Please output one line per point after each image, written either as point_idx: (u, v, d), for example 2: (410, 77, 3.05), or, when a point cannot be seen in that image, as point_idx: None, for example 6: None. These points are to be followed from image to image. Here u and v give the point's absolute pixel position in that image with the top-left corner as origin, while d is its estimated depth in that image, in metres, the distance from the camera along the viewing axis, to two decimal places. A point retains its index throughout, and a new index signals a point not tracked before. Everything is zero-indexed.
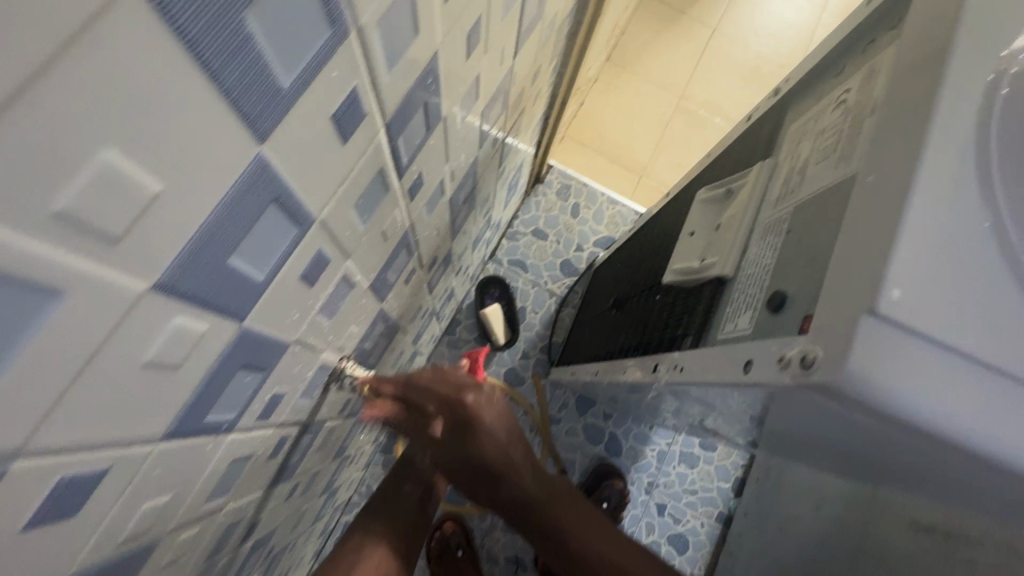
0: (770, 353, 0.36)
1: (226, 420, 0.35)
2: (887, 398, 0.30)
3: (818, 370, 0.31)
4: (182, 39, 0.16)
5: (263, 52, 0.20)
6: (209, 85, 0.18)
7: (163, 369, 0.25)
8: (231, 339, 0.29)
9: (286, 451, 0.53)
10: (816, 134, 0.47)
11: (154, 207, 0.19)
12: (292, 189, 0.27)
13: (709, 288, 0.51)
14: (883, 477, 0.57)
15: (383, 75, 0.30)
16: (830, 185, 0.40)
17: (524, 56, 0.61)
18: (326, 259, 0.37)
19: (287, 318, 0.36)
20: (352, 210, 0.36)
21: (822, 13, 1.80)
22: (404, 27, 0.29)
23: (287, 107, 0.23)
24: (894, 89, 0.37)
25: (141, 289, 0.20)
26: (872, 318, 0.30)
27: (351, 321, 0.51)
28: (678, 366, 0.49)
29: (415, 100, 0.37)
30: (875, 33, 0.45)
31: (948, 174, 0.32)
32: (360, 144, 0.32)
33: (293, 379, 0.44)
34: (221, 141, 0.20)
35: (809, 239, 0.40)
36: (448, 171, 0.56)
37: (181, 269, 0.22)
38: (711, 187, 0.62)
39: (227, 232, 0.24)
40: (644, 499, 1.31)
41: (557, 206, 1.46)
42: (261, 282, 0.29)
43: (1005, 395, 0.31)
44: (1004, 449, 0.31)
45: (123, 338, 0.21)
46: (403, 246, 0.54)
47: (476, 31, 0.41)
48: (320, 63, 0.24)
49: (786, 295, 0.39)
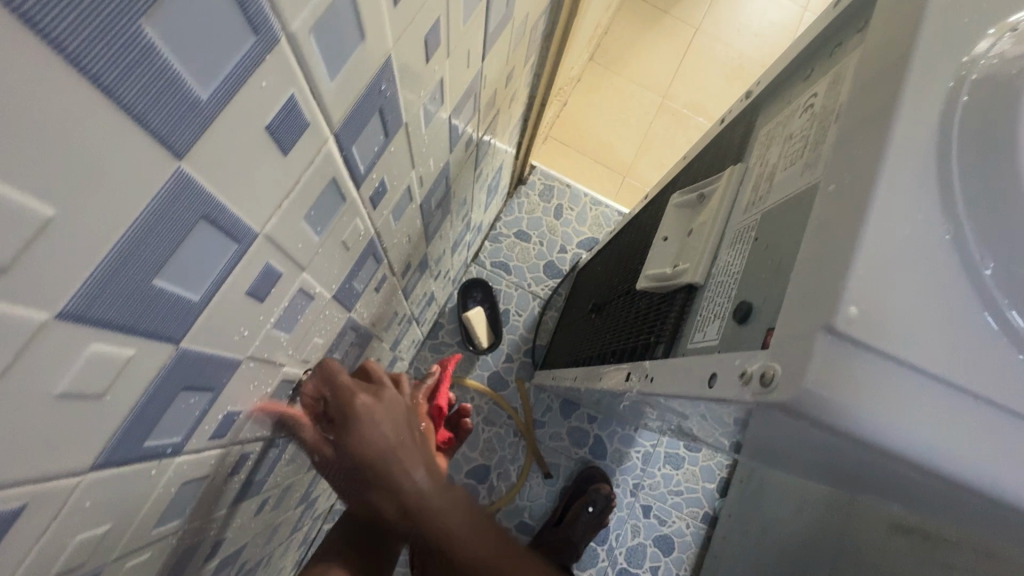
0: (734, 368, 0.35)
1: (171, 443, 0.33)
2: (848, 418, 0.29)
3: (777, 388, 0.30)
4: (62, 53, 0.15)
5: (170, 62, 0.18)
6: (104, 101, 0.17)
7: (81, 398, 0.23)
8: (166, 363, 0.28)
9: (250, 468, 0.51)
10: (784, 139, 0.46)
11: (49, 233, 0.17)
12: (224, 205, 0.26)
13: (681, 296, 0.51)
14: (858, 484, 0.57)
15: (325, 83, 0.29)
16: (796, 193, 0.40)
17: (494, 58, 0.60)
18: (277, 273, 0.35)
19: (235, 336, 0.34)
20: (303, 222, 0.35)
21: (803, 12, 1.80)
22: (346, 33, 0.28)
23: (207, 120, 0.22)
24: (859, 94, 0.36)
25: (44, 318, 0.19)
26: (829, 336, 0.29)
27: (315, 333, 0.50)
28: (649, 377, 0.48)
29: (368, 107, 0.36)
30: (842, 36, 0.44)
31: (909, 183, 0.31)
32: (304, 155, 0.30)
33: (250, 396, 0.42)
34: (127, 158, 0.19)
35: (774, 249, 0.39)
36: (415, 177, 0.54)
37: (90, 296, 0.21)
38: (685, 191, 0.62)
39: (144, 256, 0.22)
40: (630, 501, 1.31)
41: (540, 208, 1.45)
42: (196, 302, 0.28)
43: (966, 412, 0.30)
44: (966, 466, 0.30)
45: (28, 371, 0.20)
46: (370, 255, 0.53)
47: (435, 35, 0.40)
48: (244, 73, 0.22)
49: (752, 306, 0.38)
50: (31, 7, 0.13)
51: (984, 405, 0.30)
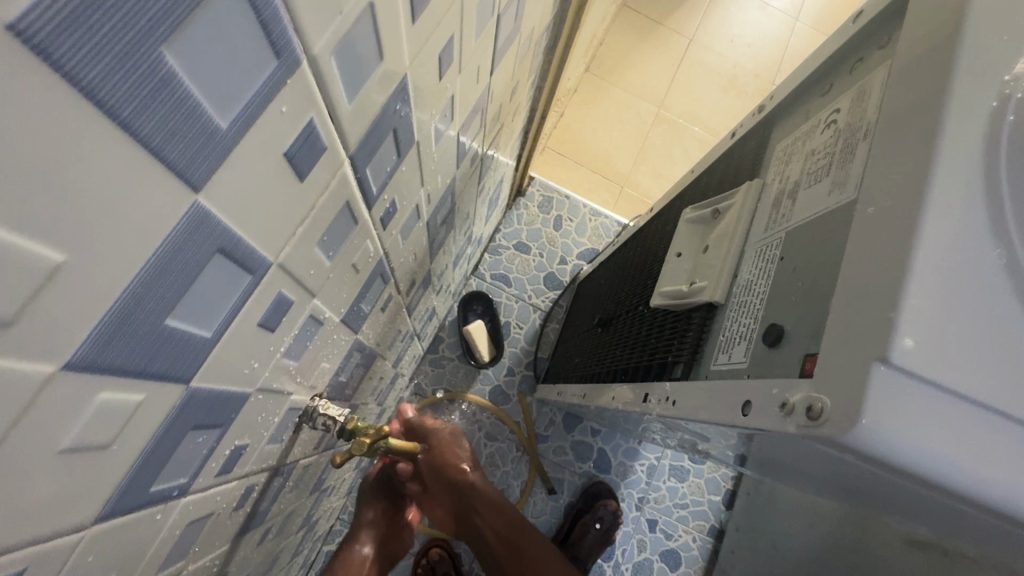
0: (771, 396, 0.34)
1: (177, 485, 0.31)
2: (897, 452, 0.28)
3: (825, 423, 0.29)
4: (75, 86, 0.14)
5: (190, 91, 0.17)
6: (121, 135, 0.15)
7: (87, 450, 0.21)
8: (176, 404, 0.26)
9: (255, 499, 0.49)
10: (805, 155, 0.45)
11: (59, 279, 0.16)
12: (240, 235, 0.24)
13: (699, 315, 0.49)
14: (875, 503, 0.56)
15: (344, 106, 0.27)
16: (826, 212, 0.39)
17: (502, 72, 0.59)
18: (288, 302, 0.33)
19: (244, 369, 0.32)
20: (316, 248, 0.33)
21: (796, 23, 1.82)
22: (366, 52, 0.27)
23: (225, 150, 0.20)
24: (893, 113, 0.35)
25: (50, 371, 0.18)
26: (884, 367, 0.28)
27: (322, 358, 0.48)
28: (669, 399, 0.46)
29: (384, 126, 0.34)
30: (863, 51, 0.44)
31: (954, 206, 0.30)
32: (320, 180, 0.29)
33: (256, 428, 0.40)
34: (144, 193, 0.17)
35: (804, 270, 0.38)
36: (424, 195, 0.53)
37: (100, 342, 0.19)
38: (697, 207, 0.61)
39: (156, 297, 0.21)
40: (635, 515, 1.29)
41: (539, 219, 1.44)
42: (207, 339, 0.26)
43: (1015, 443, 0.29)
44: (1011, 500, 0.29)
45: (31, 427, 0.18)
46: (378, 275, 0.51)
47: (448, 52, 0.39)
48: (265, 98, 0.21)
49: (783, 330, 0.37)
50: (37, 30, 0.12)
51: None
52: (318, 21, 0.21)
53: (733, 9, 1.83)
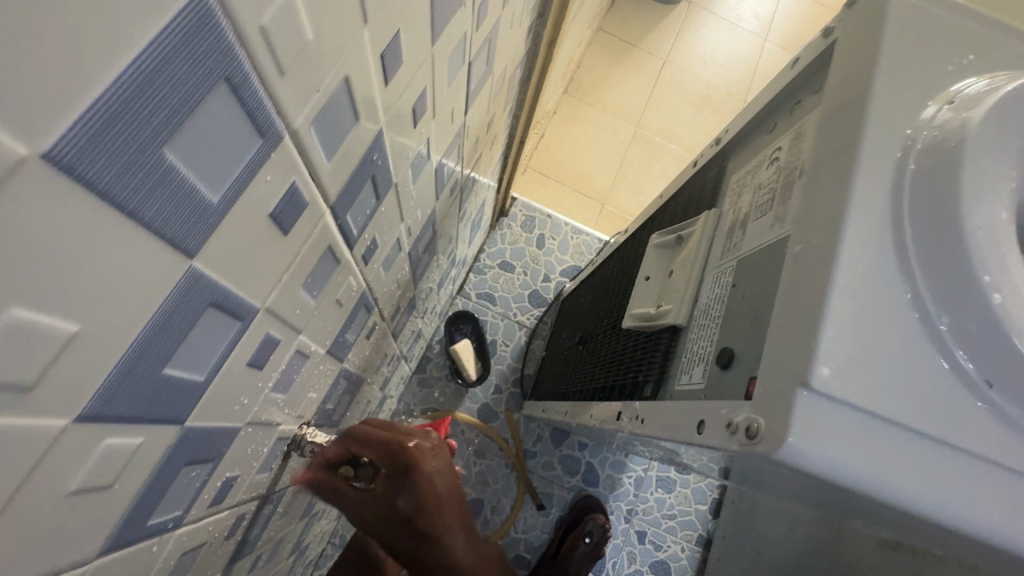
0: (721, 417, 0.37)
1: (172, 518, 0.33)
2: (824, 466, 0.31)
3: (762, 441, 0.32)
4: (92, 190, 0.16)
5: (187, 177, 0.20)
6: (129, 222, 0.18)
7: (93, 491, 0.24)
8: (171, 444, 0.28)
9: (245, 528, 0.51)
10: (754, 187, 0.49)
11: (72, 346, 0.18)
12: (229, 289, 0.26)
13: (665, 336, 0.53)
14: (842, 511, 0.59)
15: (323, 166, 0.30)
16: (768, 243, 0.43)
17: (477, 107, 0.62)
18: (275, 341, 0.36)
19: (235, 405, 0.35)
20: (300, 290, 0.36)
21: (764, 43, 1.92)
22: (342, 119, 0.30)
23: (215, 220, 0.23)
24: (820, 156, 0.39)
25: (64, 424, 0.20)
26: (807, 392, 0.31)
27: (309, 388, 0.50)
28: (639, 418, 0.49)
29: (362, 176, 0.37)
30: (801, 94, 0.48)
31: (867, 244, 0.34)
32: (302, 232, 0.31)
33: (246, 460, 0.42)
34: (146, 263, 0.20)
35: (751, 298, 0.42)
36: (404, 229, 0.56)
37: (107, 393, 0.21)
38: (664, 233, 0.64)
39: (155, 351, 0.23)
40: (624, 527, 1.31)
41: (522, 238, 1.47)
42: (201, 382, 0.28)
43: (929, 454, 0.32)
44: (930, 507, 0.32)
45: (45, 473, 0.20)
46: (361, 306, 0.54)
47: (422, 102, 0.42)
48: (251, 172, 0.24)
49: (734, 353, 0.41)
50: (66, 154, 0.15)
51: (948, 448, 0.33)
52: (297, 101, 0.24)
53: (704, 32, 1.91)
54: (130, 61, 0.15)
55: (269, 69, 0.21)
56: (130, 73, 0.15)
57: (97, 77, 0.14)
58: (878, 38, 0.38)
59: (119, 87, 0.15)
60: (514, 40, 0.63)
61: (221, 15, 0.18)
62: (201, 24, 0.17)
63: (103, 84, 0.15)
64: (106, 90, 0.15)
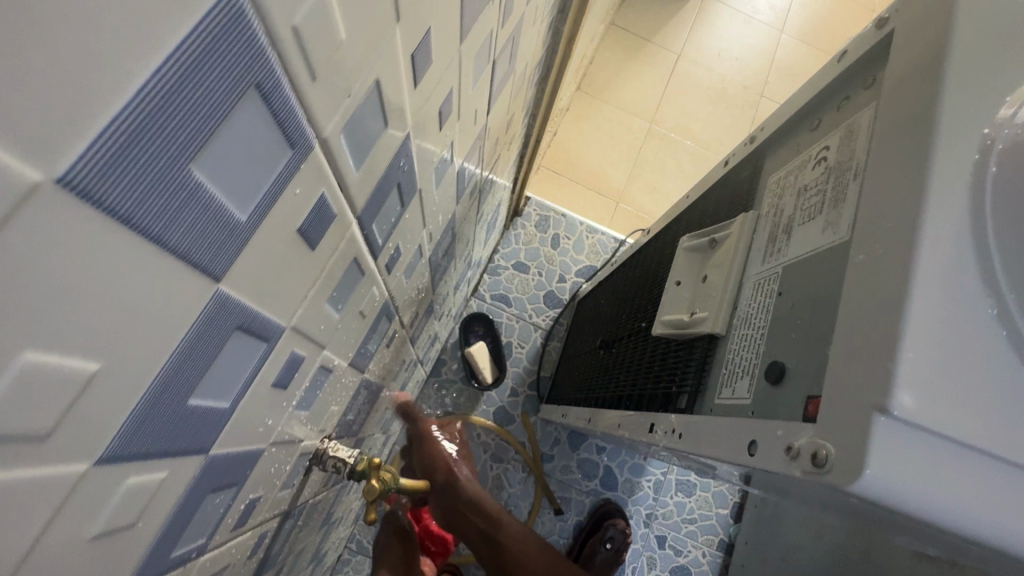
0: (777, 440, 0.35)
1: (196, 546, 0.32)
2: (895, 496, 0.29)
3: (831, 472, 0.30)
4: (114, 217, 0.14)
5: (214, 195, 0.18)
6: (154, 249, 0.16)
7: (116, 531, 0.22)
8: (195, 475, 0.27)
9: (267, 544, 0.49)
10: (799, 189, 0.47)
11: (92, 386, 0.16)
12: (256, 311, 0.25)
13: (701, 344, 0.51)
14: (884, 527, 0.57)
15: (352, 175, 0.28)
16: (820, 250, 0.41)
17: (499, 106, 0.60)
18: (300, 359, 0.34)
19: (259, 427, 0.33)
20: (326, 305, 0.34)
21: (780, 35, 1.87)
22: (373, 124, 0.28)
23: (243, 241, 0.21)
24: (881, 158, 0.37)
25: (85, 468, 0.18)
26: (884, 419, 0.29)
27: (332, 402, 0.49)
28: (676, 432, 0.47)
29: (389, 183, 0.35)
30: (849, 90, 0.46)
31: (943, 255, 0.31)
32: (331, 246, 0.30)
33: (269, 479, 0.41)
34: (171, 290, 0.18)
35: (805, 309, 0.40)
36: (426, 235, 0.54)
37: (130, 431, 0.20)
38: (694, 236, 0.62)
39: (180, 382, 0.21)
40: (644, 532, 1.30)
41: (537, 238, 1.45)
42: (225, 409, 0.26)
43: (1007, 486, 0.30)
44: (1006, 540, 0.30)
45: (65, 519, 0.19)
46: (383, 317, 0.52)
47: (448, 104, 0.40)
48: (280, 186, 0.22)
49: (786, 368, 0.39)
50: (81, 178, 0.13)
51: None
52: (329, 108, 0.22)
53: (718, 24, 1.87)
54: (153, 70, 0.13)
55: (300, 72, 0.19)
56: (155, 83, 0.14)
57: (118, 91, 0.13)
58: (942, 30, 0.36)
59: (143, 100, 0.13)
60: (536, 36, 0.60)
61: (253, 16, 0.16)
62: (231, 25, 0.15)
63: (125, 98, 0.13)
64: (128, 105, 0.13)
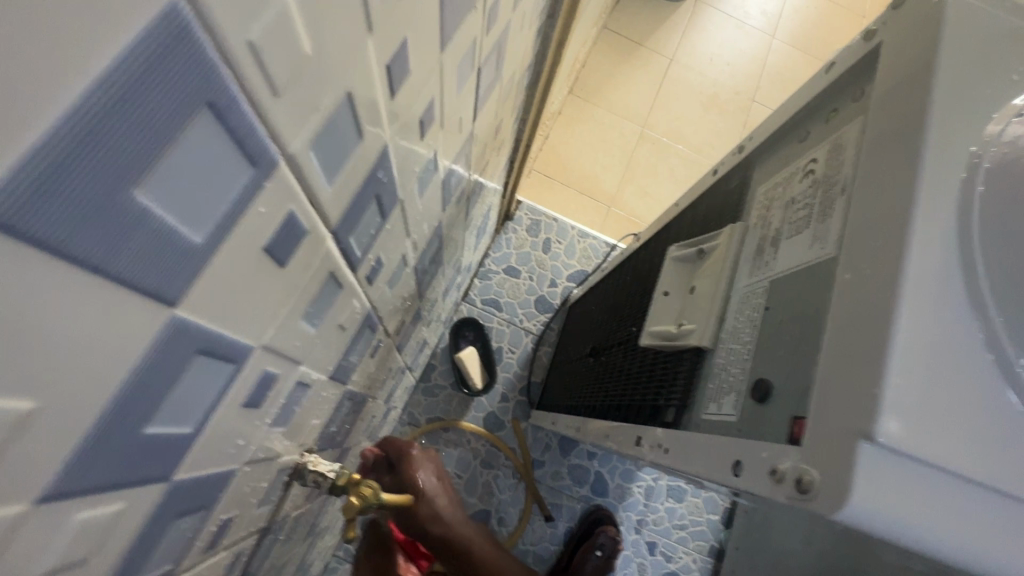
0: (761, 461, 0.35)
1: (162, 572, 0.30)
2: (881, 523, 0.29)
3: (816, 498, 0.30)
4: (46, 249, 0.13)
5: (164, 219, 0.17)
6: (94, 279, 0.15)
7: (67, 568, 0.21)
8: (157, 503, 0.26)
9: (245, 561, 0.48)
10: (786, 201, 0.46)
11: (25, 426, 0.15)
12: (220, 333, 0.24)
13: (689, 357, 0.50)
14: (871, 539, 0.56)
15: (324, 190, 0.27)
16: (807, 266, 0.40)
17: (486, 113, 0.59)
18: (273, 377, 0.33)
19: (230, 448, 0.32)
20: (301, 321, 0.33)
21: (771, 40, 1.88)
22: (346, 138, 0.27)
23: (201, 264, 0.20)
24: (868, 173, 0.37)
25: (23, 509, 0.17)
26: (870, 445, 0.29)
27: (312, 415, 0.48)
28: (662, 447, 0.47)
29: (367, 195, 0.34)
30: (837, 102, 0.46)
31: (930, 276, 0.31)
32: (303, 263, 0.29)
33: (244, 498, 0.39)
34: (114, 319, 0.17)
35: (791, 326, 0.39)
36: (410, 244, 0.53)
37: (77, 466, 0.19)
38: (683, 245, 0.62)
39: (132, 412, 0.20)
40: (634, 538, 1.29)
41: (528, 242, 1.44)
42: (189, 434, 0.25)
43: (991, 511, 0.30)
44: (991, 566, 0.30)
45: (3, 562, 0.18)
46: (366, 327, 0.51)
47: (430, 113, 0.39)
48: (242, 207, 0.21)
49: (772, 387, 0.39)
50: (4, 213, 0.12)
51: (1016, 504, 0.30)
52: (296, 124, 0.21)
53: (710, 29, 1.87)
54: (83, 92, 0.12)
55: (260, 89, 0.18)
56: (86, 106, 0.12)
57: (42, 117, 0.12)
58: (930, 44, 0.36)
59: (71, 124, 0.12)
60: (523, 42, 0.60)
61: (200, 33, 0.15)
62: (175, 42, 0.14)
63: (51, 123, 0.12)
64: (54, 131, 0.12)
